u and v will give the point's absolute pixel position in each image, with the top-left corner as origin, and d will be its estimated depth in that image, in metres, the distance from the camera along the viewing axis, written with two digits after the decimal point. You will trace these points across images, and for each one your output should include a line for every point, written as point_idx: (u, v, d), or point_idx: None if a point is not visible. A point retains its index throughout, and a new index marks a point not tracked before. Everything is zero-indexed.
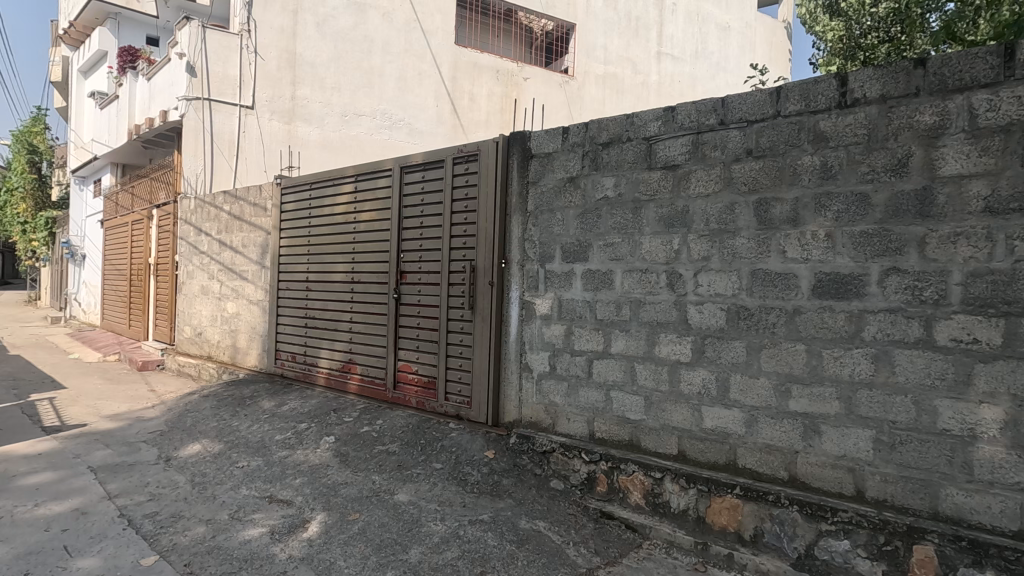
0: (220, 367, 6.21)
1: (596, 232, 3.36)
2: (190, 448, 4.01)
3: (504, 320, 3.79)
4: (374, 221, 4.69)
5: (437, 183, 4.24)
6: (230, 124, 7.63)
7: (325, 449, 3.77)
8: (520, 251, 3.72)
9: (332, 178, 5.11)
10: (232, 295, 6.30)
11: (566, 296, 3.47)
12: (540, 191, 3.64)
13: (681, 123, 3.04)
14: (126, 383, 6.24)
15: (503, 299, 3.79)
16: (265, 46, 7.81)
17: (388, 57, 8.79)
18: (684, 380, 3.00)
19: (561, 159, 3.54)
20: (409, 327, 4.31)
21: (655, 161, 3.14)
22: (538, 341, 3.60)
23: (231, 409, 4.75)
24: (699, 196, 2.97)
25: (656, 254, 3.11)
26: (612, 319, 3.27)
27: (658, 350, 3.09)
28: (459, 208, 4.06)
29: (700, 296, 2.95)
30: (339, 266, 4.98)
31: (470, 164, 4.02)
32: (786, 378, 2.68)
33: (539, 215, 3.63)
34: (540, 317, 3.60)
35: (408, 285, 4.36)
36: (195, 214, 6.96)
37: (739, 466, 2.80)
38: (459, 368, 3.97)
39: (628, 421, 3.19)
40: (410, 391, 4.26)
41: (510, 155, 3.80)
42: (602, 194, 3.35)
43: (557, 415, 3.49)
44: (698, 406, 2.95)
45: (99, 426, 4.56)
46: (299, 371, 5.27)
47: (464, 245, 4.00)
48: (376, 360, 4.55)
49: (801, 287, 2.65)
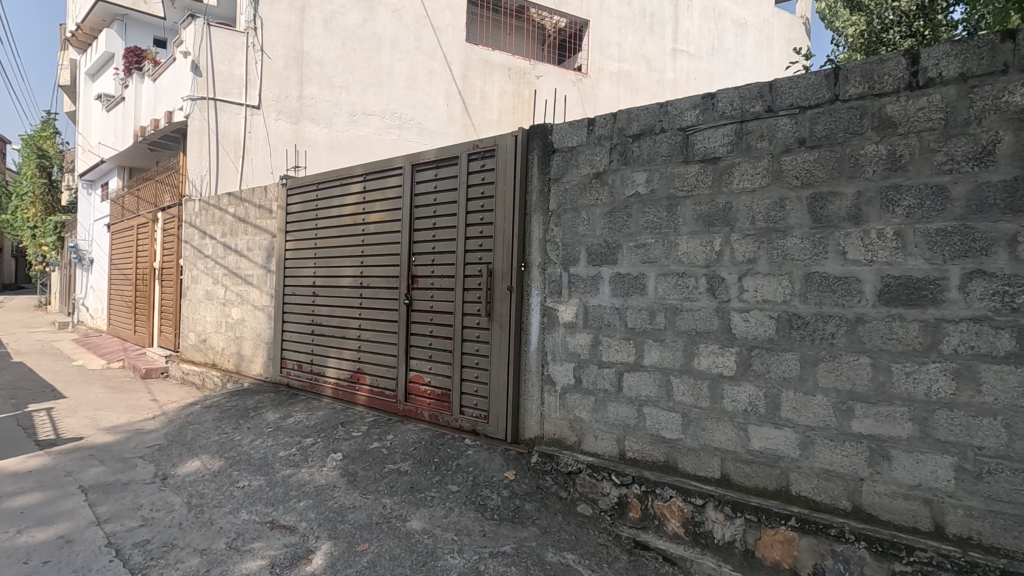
0: (225, 375, 5.98)
1: (626, 232, 3.07)
2: (189, 465, 3.76)
3: (524, 329, 3.51)
4: (383, 222, 4.43)
5: (450, 180, 3.97)
6: (236, 124, 7.43)
7: (332, 468, 3.50)
8: (541, 253, 3.44)
9: (340, 178, 4.86)
10: (237, 301, 6.07)
11: (593, 302, 3.19)
12: (563, 188, 3.36)
13: (722, 111, 2.75)
14: (128, 393, 6.02)
15: (523, 306, 3.51)
16: (272, 44, 7.61)
17: (397, 55, 8.56)
18: (727, 397, 2.70)
19: (586, 153, 3.26)
20: (421, 335, 4.05)
21: (693, 154, 2.84)
22: (561, 351, 3.32)
23: (234, 421, 4.50)
24: (743, 192, 2.68)
25: (695, 256, 2.81)
26: (645, 327, 2.98)
27: (697, 363, 2.80)
28: (475, 207, 3.79)
29: (746, 303, 2.66)
30: (347, 270, 4.72)
31: (487, 160, 3.74)
32: (847, 396, 2.37)
33: (562, 214, 3.35)
34: (563, 325, 3.31)
35: (420, 291, 4.09)
36: (200, 216, 6.74)
37: (793, 494, 2.49)
38: (475, 380, 3.69)
39: (664, 441, 2.90)
40: (423, 404, 3.99)
41: (530, 150, 3.53)
42: (632, 191, 3.06)
43: (583, 432, 3.20)
44: (744, 425, 2.64)
45: (95, 440, 4.32)
46: (305, 380, 5.02)
47: (480, 247, 3.73)
48: (386, 370, 4.28)
49: (865, 292, 2.34)
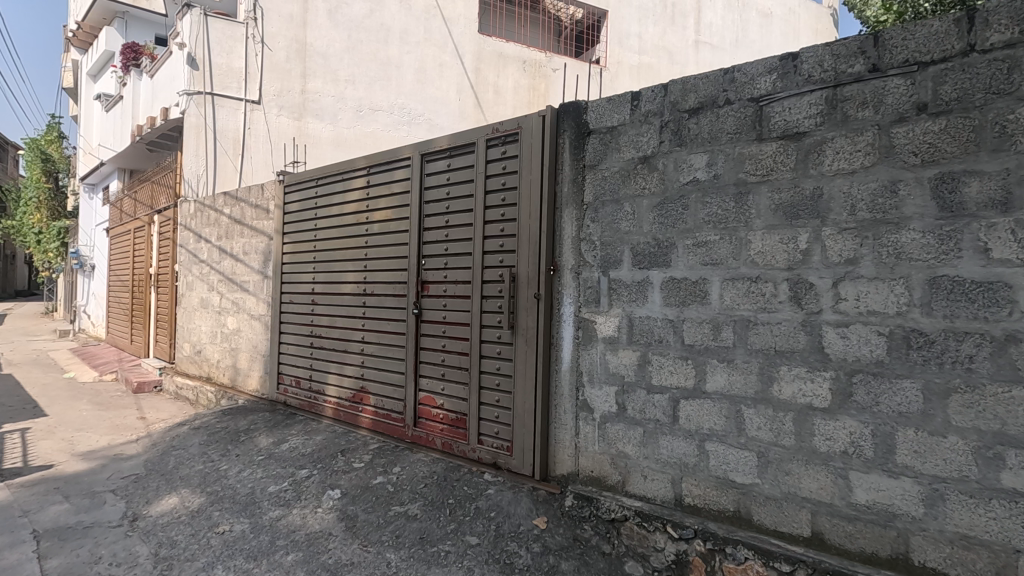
0: (219, 391, 5.48)
1: (681, 228, 2.52)
2: (165, 502, 3.25)
3: (555, 345, 2.96)
4: (389, 221, 3.91)
5: (465, 171, 3.43)
6: (235, 121, 6.98)
7: (328, 509, 2.96)
8: (573, 255, 2.89)
9: (341, 172, 4.36)
10: (233, 310, 5.58)
11: (639, 314, 2.64)
12: (600, 177, 2.82)
13: (807, 75, 2.20)
14: (115, 410, 5.54)
15: (553, 317, 2.96)
16: (273, 36, 7.18)
17: (406, 47, 8.08)
18: (820, 434, 2.13)
19: (629, 134, 2.72)
20: (433, 350, 3.51)
21: (769, 130, 2.29)
22: (600, 372, 2.77)
23: (223, 447, 3.98)
24: (839, 174, 2.11)
25: (774, 256, 2.26)
26: (707, 344, 2.43)
27: (777, 390, 2.24)
28: (495, 201, 3.24)
29: (844, 315, 2.09)
30: (350, 275, 4.21)
31: (508, 145, 3.21)
32: (993, 439, 1.79)
33: (601, 207, 2.80)
34: (602, 340, 2.77)
35: (431, 299, 3.56)
36: (195, 218, 6.28)
37: (917, 564, 1.92)
38: (495, 404, 3.14)
39: (733, 486, 2.34)
40: (434, 430, 3.45)
41: (560, 133, 2.99)
42: (689, 177, 2.51)
43: (628, 471, 2.65)
44: (844, 473, 2.07)
45: (65, 469, 3.82)
46: (304, 399, 4.51)
47: (501, 248, 3.19)
48: (393, 390, 3.75)
49: (1019, 302, 1.76)
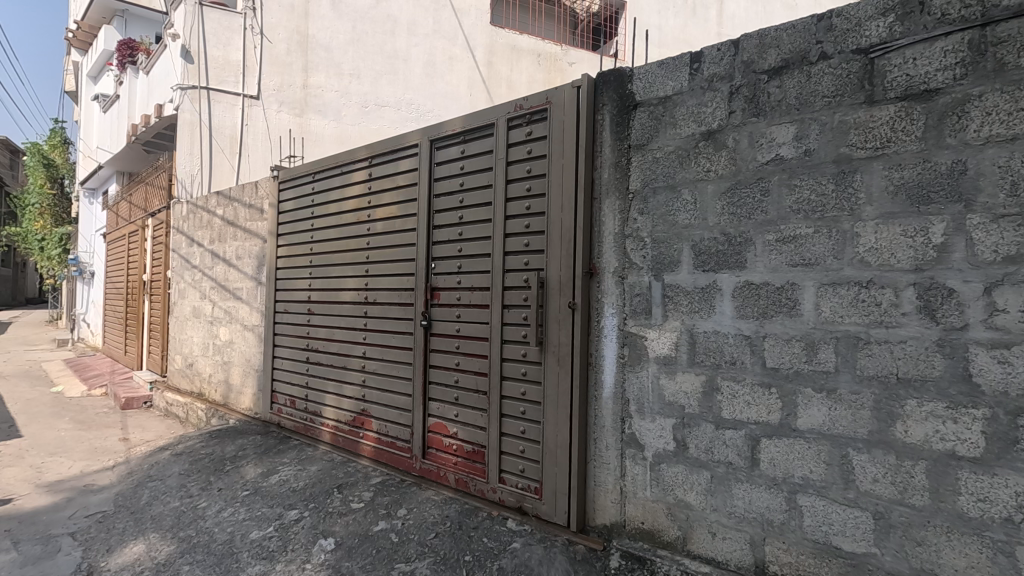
0: (210, 409, 5.00)
1: (759, 220, 1.99)
2: (129, 551, 2.75)
3: (595, 365, 2.42)
4: (393, 219, 3.41)
5: (482, 157, 2.92)
6: (232, 117, 6.53)
7: (319, 566, 2.44)
8: (616, 256, 2.37)
9: (340, 164, 3.87)
10: (225, 319, 5.10)
11: (704, 328, 2.11)
12: (651, 159, 2.29)
13: (940, 13, 1.66)
14: (97, 430, 5.07)
15: (591, 331, 2.44)
16: (273, 27, 6.74)
17: (414, 40, 7.62)
18: (970, 494, 1.57)
19: (687, 105, 2.20)
20: (444, 369, 2.99)
21: (885, 88, 1.75)
22: (652, 399, 2.24)
23: (205, 478, 3.48)
24: (991, 141, 1.57)
25: (895, 253, 1.71)
26: (798, 368, 1.89)
27: (903, 432, 1.68)
28: (519, 191, 2.72)
29: (1005, 333, 1.53)
30: (349, 281, 3.71)
31: (534, 124, 2.69)
32: None
33: (651, 196, 2.28)
34: (654, 361, 2.24)
35: (442, 309, 3.05)
36: (187, 220, 5.83)
37: None
38: (520, 436, 2.61)
39: (839, 555, 1.78)
40: (447, 464, 2.93)
41: (598, 108, 2.48)
42: (770, 155, 1.98)
43: (691, 525, 2.11)
44: (1008, 549, 1.51)
45: (24, 506, 3.34)
46: (299, 421, 4.00)
47: (525, 248, 2.66)
48: (398, 414, 3.24)
49: None
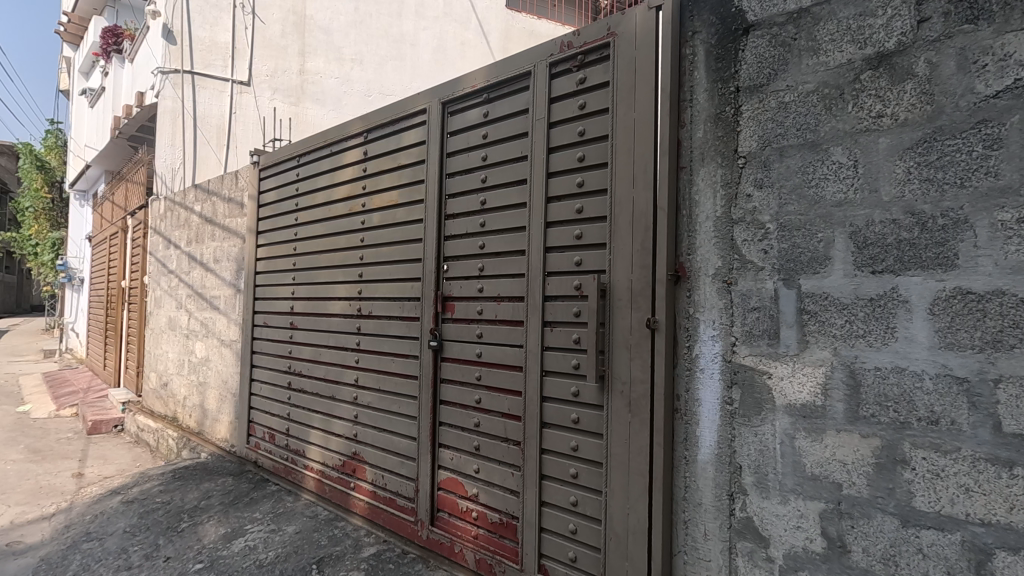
0: (182, 439, 4.26)
1: (985, 189, 1.21)
2: None
3: (685, 414, 1.65)
4: (393, 209, 2.67)
5: (512, 121, 2.17)
6: (219, 105, 5.83)
7: None
8: (717, 252, 1.60)
9: (329, 143, 3.13)
10: (202, 333, 4.37)
11: (876, 363, 1.33)
12: (775, 104, 1.52)
13: None
14: (51, 463, 4.33)
15: (679, 363, 1.67)
16: (267, 6, 6.05)
17: (423, 23, 6.91)
18: None
19: (840, 17, 1.43)
20: (461, 406, 2.24)
21: None
22: (782, 470, 1.46)
23: (154, 540, 2.74)
24: None
25: None
26: None
27: None
28: (567, 163, 1.97)
29: None
30: (340, 288, 2.97)
31: (589, 69, 1.95)
32: None
33: (776, 159, 1.51)
34: (786, 411, 1.46)
35: (457, 325, 2.30)
36: (164, 219, 5.13)
37: None
38: (570, 509, 1.85)
39: None
40: (462, 537, 2.17)
41: (687, 38, 1.71)
42: (1007, 80, 1.19)
43: None
44: None
45: None
46: (278, 462, 3.24)
47: (577, 241, 1.91)
48: (398, 463, 2.48)
49: None
